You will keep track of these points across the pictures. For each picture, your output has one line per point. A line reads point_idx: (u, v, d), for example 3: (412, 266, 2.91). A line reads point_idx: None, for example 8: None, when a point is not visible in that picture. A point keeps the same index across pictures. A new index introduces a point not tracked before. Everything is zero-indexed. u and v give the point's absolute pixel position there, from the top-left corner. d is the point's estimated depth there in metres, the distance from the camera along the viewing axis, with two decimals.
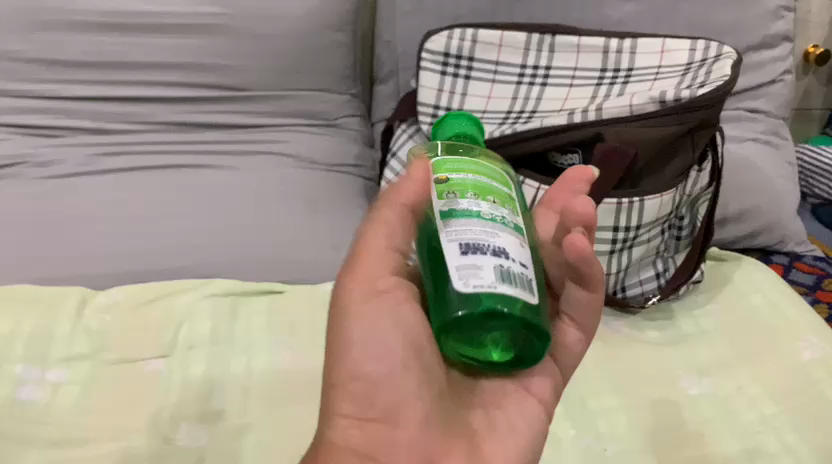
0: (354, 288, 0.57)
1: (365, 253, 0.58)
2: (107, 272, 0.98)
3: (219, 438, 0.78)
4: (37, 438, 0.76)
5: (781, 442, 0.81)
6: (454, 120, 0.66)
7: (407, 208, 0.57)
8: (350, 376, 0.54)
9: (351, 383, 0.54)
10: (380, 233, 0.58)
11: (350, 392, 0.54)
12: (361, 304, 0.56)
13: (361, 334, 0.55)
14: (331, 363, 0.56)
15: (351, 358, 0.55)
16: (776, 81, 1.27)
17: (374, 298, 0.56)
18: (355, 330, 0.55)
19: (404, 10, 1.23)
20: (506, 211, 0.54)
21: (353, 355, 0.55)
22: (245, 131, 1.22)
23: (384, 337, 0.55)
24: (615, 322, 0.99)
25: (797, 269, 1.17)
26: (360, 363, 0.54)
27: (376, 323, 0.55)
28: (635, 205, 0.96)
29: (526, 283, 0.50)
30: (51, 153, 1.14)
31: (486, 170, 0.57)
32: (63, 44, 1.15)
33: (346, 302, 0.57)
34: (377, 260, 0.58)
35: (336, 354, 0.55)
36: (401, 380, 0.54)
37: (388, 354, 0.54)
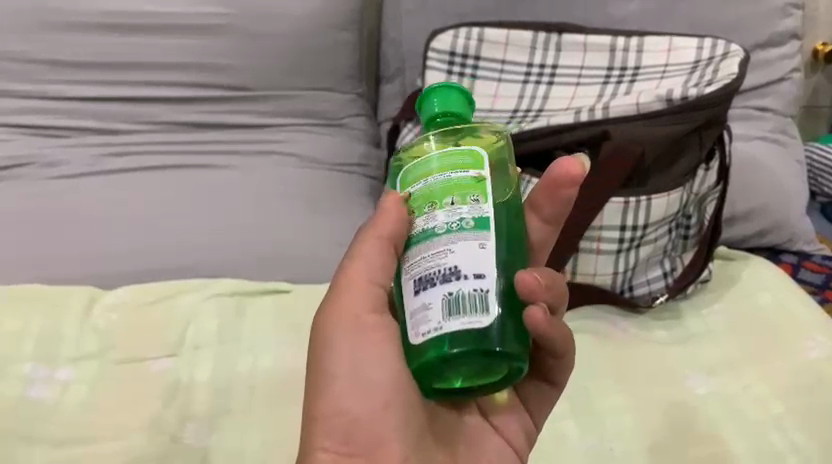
0: (336, 325, 0.57)
1: (347, 286, 0.57)
2: (113, 273, 0.98)
3: (223, 438, 0.77)
4: (44, 437, 0.76)
5: (787, 441, 0.81)
6: (440, 92, 0.58)
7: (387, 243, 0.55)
8: (331, 412, 0.56)
9: (331, 417, 0.56)
10: (362, 265, 0.57)
11: (331, 424, 0.56)
12: (346, 341, 0.56)
13: (343, 372, 0.56)
14: (312, 393, 0.57)
15: (334, 392, 0.56)
16: (784, 80, 1.26)
17: (359, 338, 0.56)
18: (337, 368, 0.56)
19: (408, 10, 1.23)
20: (465, 208, 0.51)
21: (335, 389, 0.56)
22: (249, 132, 1.21)
23: (369, 377, 0.55)
24: (622, 321, 0.99)
25: (805, 268, 1.16)
26: (344, 398, 0.56)
27: (358, 364, 0.56)
28: (642, 203, 0.96)
29: (476, 303, 0.48)
30: (56, 153, 1.13)
31: (444, 160, 0.54)
32: (70, 45, 1.16)
33: (328, 338, 0.57)
34: (361, 294, 0.57)
35: (319, 386, 0.57)
36: (384, 418, 0.56)
37: (371, 393, 0.55)
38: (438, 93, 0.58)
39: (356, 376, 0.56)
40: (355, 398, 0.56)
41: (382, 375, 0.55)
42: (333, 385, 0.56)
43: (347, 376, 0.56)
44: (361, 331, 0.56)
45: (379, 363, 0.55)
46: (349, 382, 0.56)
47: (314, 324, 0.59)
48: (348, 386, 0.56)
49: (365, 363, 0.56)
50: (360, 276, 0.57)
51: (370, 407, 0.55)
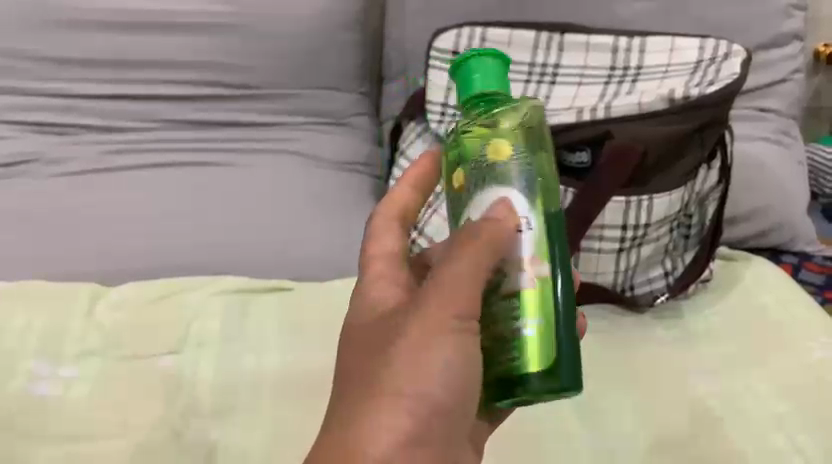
0: (450, 306, 0.51)
1: (464, 279, 0.52)
2: (120, 270, 0.98)
3: (227, 436, 0.78)
4: (49, 433, 0.77)
5: (789, 441, 0.81)
6: (490, 65, 0.56)
7: (402, 214, 0.65)
8: (412, 388, 0.51)
9: (410, 394, 0.51)
10: (387, 238, 0.63)
11: (391, 417, 0.50)
12: (447, 328, 0.52)
13: (442, 357, 0.51)
14: (365, 376, 0.52)
15: (399, 382, 0.51)
16: (787, 80, 1.27)
17: (430, 333, 0.51)
18: (441, 349, 0.51)
19: (413, 9, 1.24)
20: None
21: (425, 369, 0.51)
22: (255, 130, 1.22)
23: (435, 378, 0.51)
24: (622, 320, 1.00)
25: (806, 269, 1.17)
26: (406, 395, 0.50)
27: (456, 359, 0.52)
28: (644, 202, 0.96)
29: None
30: (62, 150, 1.14)
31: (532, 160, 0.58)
32: (77, 42, 1.17)
33: (439, 312, 0.52)
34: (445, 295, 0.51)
35: (377, 373, 0.51)
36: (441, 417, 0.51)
37: (437, 390, 0.51)
38: (484, 66, 0.56)
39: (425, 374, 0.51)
40: (418, 398, 0.51)
41: (450, 376, 0.51)
42: (396, 380, 0.51)
43: (412, 373, 0.51)
44: (437, 332, 0.51)
45: (446, 363, 0.51)
46: (415, 378, 0.51)
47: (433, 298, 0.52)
48: (438, 374, 0.51)
49: (430, 363, 0.51)
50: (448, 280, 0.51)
51: (431, 407, 0.51)
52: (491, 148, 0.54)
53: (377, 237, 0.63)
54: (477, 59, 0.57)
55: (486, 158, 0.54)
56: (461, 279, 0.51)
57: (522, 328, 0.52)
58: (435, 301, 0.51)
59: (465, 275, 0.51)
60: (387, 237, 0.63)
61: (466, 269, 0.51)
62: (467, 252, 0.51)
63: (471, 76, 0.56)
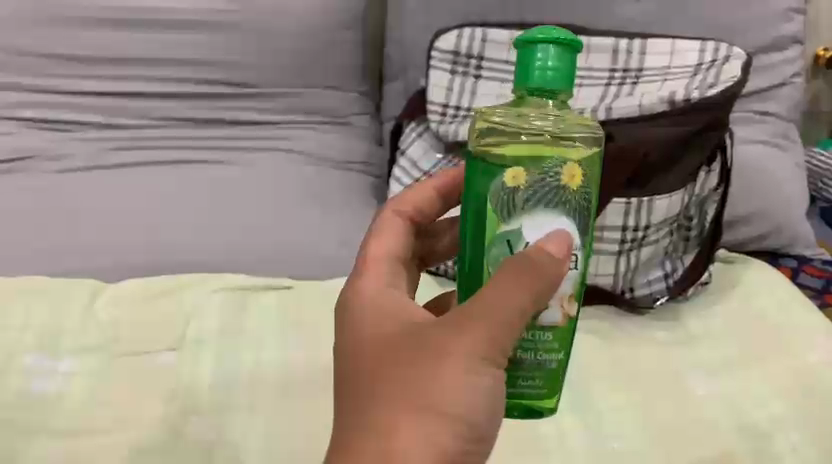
0: (496, 327, 0.48)
1: (513, 298, 0.49)
2: (117, 266, 0.97)
3: (225, 431, 0.77)
4: (46, 427, 0.76)
5: (788, 442, 0.81)
6: (556, 55, 0.51)
7: (408, 218, 0.63)
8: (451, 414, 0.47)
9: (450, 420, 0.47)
10: (390, 238, 0.60)
11: (423, 440, 0.46)
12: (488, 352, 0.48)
13: (480, 384, 0.48)
14: (391, 390, 0.47)
15: (444, 401, 0.47)
16: (786, 83, 1.27)
17: (470, 356, 0.48)
18: (481, 375, 0.48)
19: (414, 9, 1.24)
20: None
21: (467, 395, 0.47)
22: (255, 129, 1.22)
23: (470, 403, 0.47)
24: (623, 322, 0.99)
25: (806, 272, 1.16)
26: (440, 417, 0.47)
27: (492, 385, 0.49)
28: (644, 204, 0.96)
29: None
30: (62, 147, 1.14)
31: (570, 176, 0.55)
32: (77, 39, 1.17)
33: (484, 333, 0.48)
34: (490, 318, 0.48)
35: (407, 388, 0.47)
36: (467, 444, 0.48)
37: (476, 415, 0.48)
38: (549, 57, 0.51)
39: (461, 398, 0.47)
40: (451, 420, 0.47)
41: (487, 403, 0.48)
42: (430, 399, 0.47)
43: (449, 395, 0.47)
44: (478, 356, 0.48)
45: (482, 389, 0.48)
46: (452, 400, 0.47)
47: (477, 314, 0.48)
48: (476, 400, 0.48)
49: (468, 385, 0.47)
50: (494, 303, 0.48)
51: (461, 432, 0.47)
52: (567, 169, 0.51)
53: (382, 237, 0.60)
54: (545, 45, 0.51)
55: (557, 176, 0.51)
56: (508, 304, 0.48)
57: (549, 360, 0.54)
58: (478, 323, 0.48)
59: (513, 301, 0.48)
60: (391, 239, 0.60)
61: (515, 295, 0.48)
62: (516, 279, 0.49)
63: (532, 64, 0.51)
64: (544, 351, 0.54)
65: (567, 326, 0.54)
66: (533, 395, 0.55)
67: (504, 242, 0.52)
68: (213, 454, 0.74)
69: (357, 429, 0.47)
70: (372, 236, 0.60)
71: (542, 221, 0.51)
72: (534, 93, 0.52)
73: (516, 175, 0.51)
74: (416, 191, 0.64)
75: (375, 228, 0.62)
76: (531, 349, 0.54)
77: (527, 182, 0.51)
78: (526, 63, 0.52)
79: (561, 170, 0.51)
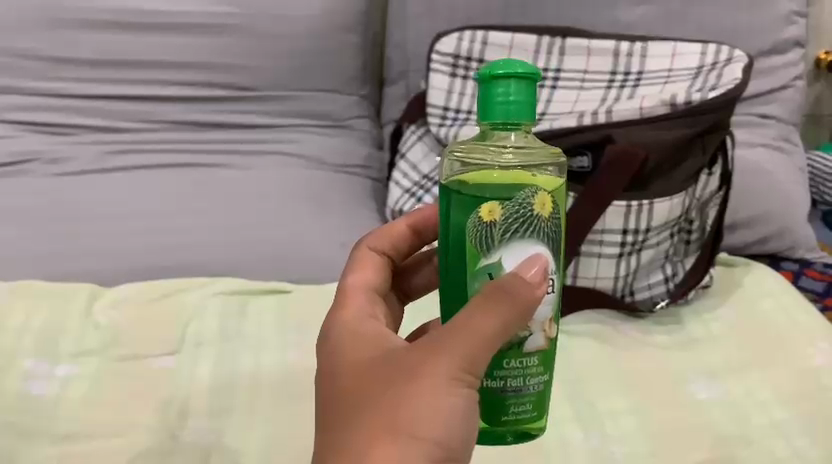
0: (471, 351, 0.47)
1: (489, 321, 0.48)
2: (117, 269, 0.97)
3: (224, 432, 0.77)
4: (43, 431, 0.75)
5: (790, 448, 0.80)
6: (518, 88, 0.50)
7: (381, 253, 0.63)
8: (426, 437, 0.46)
9: (425, 444, 0.46)
10: (369, 272, 0.60)
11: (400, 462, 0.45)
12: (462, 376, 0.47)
13: (456, 407, 0.47)
14: (367, 411, 0.47)
15: (419, 424, 0.46)
16: (788, 87, 1.27)
17: (446, 379, 0.47)
18: (457, 397, 0.47)
19: (414, 12, 1.24)
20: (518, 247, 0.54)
21: (442, 417, 0.47)
22: (254, 132, 1.21)
23: (445, 426, 0.47)
24: (625, 325, 0.98)
25: (807, 276, 1.15)
26: (414, 438, 0.46)
27: (468, 408, 0.48)
28: (644, 207, 0.96)
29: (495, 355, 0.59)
30: (62, 150, 1.14)
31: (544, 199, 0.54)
32: (79, 42, 1.16)
33: (458, 356, 0.47)
34: (467, 342, 0.47)
35: (384, 409, 0.47)
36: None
37: (452, 439, 0.47)
38: (510, 91, 0.50)
39: (437, 420, 0.47)
40: (426, 441, 0.46)
41: (464, 426, 0.48)
42: (405, 420, 0.46)
43: (424, 418, 0.46)
44: (454, 379, 0.47)
45: (458, 413, 0.47)
46: (426, 422, 0.46)
47: (453, 338, 0.48)
48: (452, 423, 0.47)
49: (443, 407, 0.47)
50: (469, 327, 0.48)
51: (437, 456, 0.46)
52: (538, 198, 0.50)
53: (360, 271, 0.60)
54: (504, 78, 0.50)
55: (531, 204, 0.50)
56: (484, 327, 0.47)
57: (536, 383, 0.53)
58: (454, 347, 0.47)
59: (489, 325, 0.47)
60: (366, 273, 0.60)
61: (490, 319, 0.48)
62: (493, 303, 0.48)
63: (494, 99, 0.50)
64: (533, 375, 0.53)
65: (550, 347, 0.54)
66: (526, 419, 0.54)
67: (487, 275, 0.51)
68: (211, 454, 0.74)
69: (336, 452, 0.46)
70: (351, 270, 0.60)
71: (519, 250, 0.50)
72: (498, 126, 0.51)
73: (491, 209, 0.49)
74: (396, 227, 0.64)
75: (351, 263, 0.61)
76: (520, 376, 0.53)
77: (502, 215, 0.49)
78: (487, 99, 0.51)
79: (532, 198, 0.50)
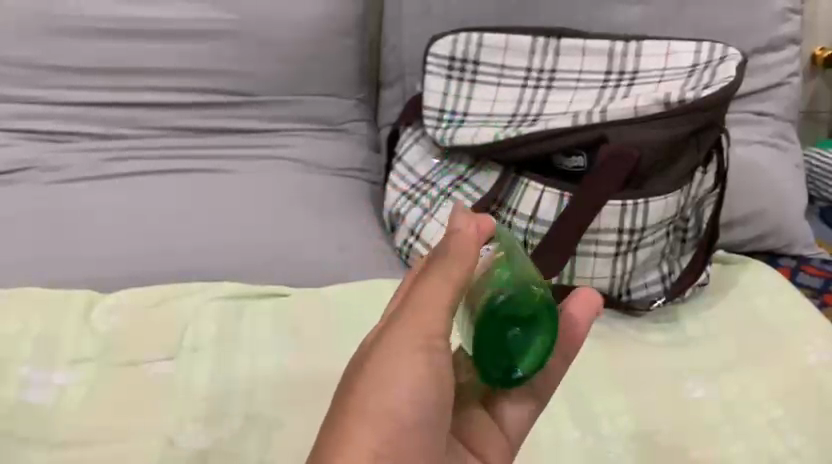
0: (423, 318, 0.51)
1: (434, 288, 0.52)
2: (114, 274, 0.98)
3: (224, 439, 0.78)
4: (40, 438, 0.77)
5: (787, 445, 0.82)
6: None
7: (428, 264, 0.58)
8: (384, 402, 0.49)
9: (385, 408, 0.48)
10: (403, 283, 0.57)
11: (360, 428, 0.47)
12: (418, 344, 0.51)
13: (414, 373, 0.50)
14: (340, 397, 0.49)
15: (379, 393, 0.49)
16: (784, 84, 1.27)
17: (422, 351, 0.50)
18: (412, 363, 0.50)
19: (409, 15, 1.24)
20: None
21: (400, 384, 0.49)
22: (251, 136, 1.22)
23: (405, 391, 0.49)
24: (620, 323, 0.99)
25: (804, 272, 1.16)
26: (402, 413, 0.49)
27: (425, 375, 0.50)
28: (639, 207, 0.96)
29: None
30: (60, 157, 1.14)
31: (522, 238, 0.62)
32: (77, 49, 1.17)
33: (413, 324, 0.51)
34: (434, 311, 0.51)
35: (348, 383, 0.50)
36: (421, 438, 0.50)
37: (415, 404, 0.49)
38: None
39: (417, 391, 0.50)
40: (411, 416, 0.49)
41: (424, 393, 0.50)
42: (393, 396, 0.49)
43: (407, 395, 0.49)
44: (415, 349, 0.50)
45: (420, 380, 0.50)
46: (410, 397, 0.49)
47: (404, 310, 0.52)
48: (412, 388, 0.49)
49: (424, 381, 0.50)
50: (430, 295, 0.52)
51: (400, 419, 0.49)
52: None
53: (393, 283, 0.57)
54: None
55: None
56: (442, 294, 0.52)
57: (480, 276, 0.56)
58: (413, 322, 0.51)
59: (446, 292, 0.52)
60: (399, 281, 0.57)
61: (444, 286, 0.52)
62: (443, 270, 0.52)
63: None
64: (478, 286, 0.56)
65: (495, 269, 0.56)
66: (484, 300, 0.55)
67: None
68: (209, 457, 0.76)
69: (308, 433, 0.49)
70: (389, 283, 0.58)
71: None
72: None
73: None
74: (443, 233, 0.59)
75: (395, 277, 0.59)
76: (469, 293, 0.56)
77: None
78: None
79: None
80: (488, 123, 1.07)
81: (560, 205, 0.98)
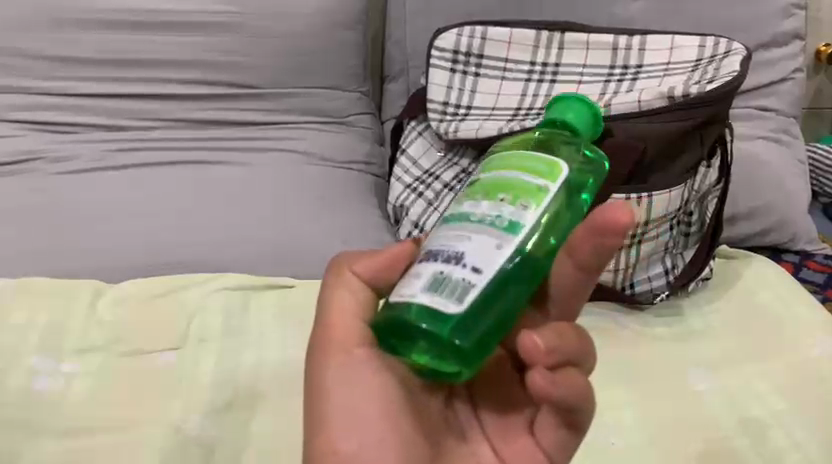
0: (331, 333, 0.55)
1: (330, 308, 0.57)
2: (117, 266, 0.98)
3: (232, 430, 0.79)
4: (49, 426, 0.77)
5: (790, 438, 0.83)
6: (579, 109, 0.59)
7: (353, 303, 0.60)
8: (328, 418, 0.53)
9: (329, 426, 0.52)
10: None
11: (316, 451, 0.52)
12: (333, 357, 0.55)
13: (338, 379, 0.54)
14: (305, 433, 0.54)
15: (321, 414, 0.53)
16: (787, 79, 1.27)
17: (342, 358, 0.54)
18: (335, 373, 0.54)
19: (413, 8, 1.24)
20: (483, 206, 0.51)
21: (334, 396, 0.53)
22: (257, 129, 1.23)
23: (341, 400, 0.53)
24: (623, 317, 0.99)
25: (808, 268, 1.16)
26: (348, 425, 0.52)
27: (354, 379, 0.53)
28: (643, 200, 0.96)
29: (455, 289, 0.47)
30: (66, 149, 1.14)
31: (505, 169, 0.53)
32: (81, 41, 1.17)
33: (324, 343, 0.55)
34: (343, 321, 0.56)
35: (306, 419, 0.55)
36: (385, 428, 0.52)
37: (358, 405, 0.53)
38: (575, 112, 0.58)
39: (355, 393, 0.53)
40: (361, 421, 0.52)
41: (362, 393, 0.53)
42: (334, 413, 0.53)
43: (344, 403, 0.53)
44: (332, 362, 0.54)
45: (350, 386, 0.53)
46: (349, 409, 0.53)
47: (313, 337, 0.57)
48: (344, 397, 0.53)
49: (368, 390, 0.53)
50: (332, 312, 0.56)
51: (345, 426, 0.52)
52: None
53: None
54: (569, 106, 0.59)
55: None
56: (343, 304, 0.57)
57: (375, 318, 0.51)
58: (324, 340, 0.56)
59: (345, 301, 0.57)
60: None
61: (351, 296, 0.57)
62: (346, 279, 0.58)
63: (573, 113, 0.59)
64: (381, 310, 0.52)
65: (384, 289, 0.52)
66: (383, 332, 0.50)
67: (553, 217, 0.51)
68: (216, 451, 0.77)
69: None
70: None
71: None
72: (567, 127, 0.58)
73: None
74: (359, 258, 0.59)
75: None
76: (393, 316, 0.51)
77: None
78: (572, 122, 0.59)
79: None
80: (493, 118, 1.08)
81: None
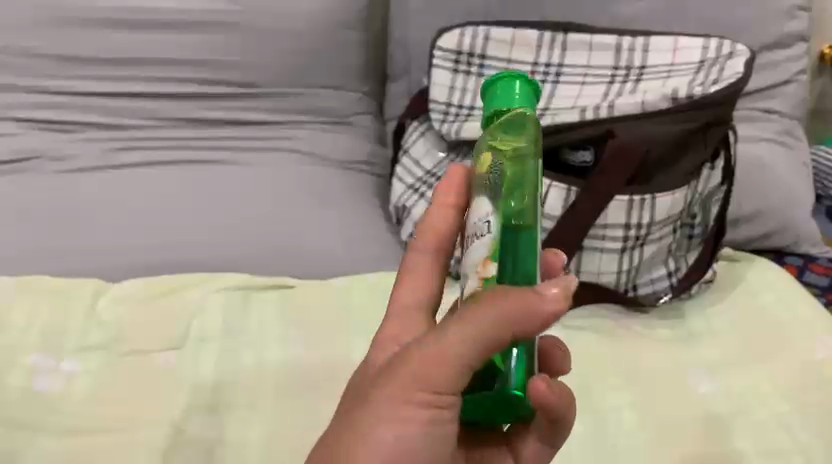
0: (428, 371, 0.48)
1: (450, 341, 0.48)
2: (118, 265, 0.98)
3: (232, 430, 0.78)
4: (50, 425, 0.77)
5: (795, 441, 0.82)
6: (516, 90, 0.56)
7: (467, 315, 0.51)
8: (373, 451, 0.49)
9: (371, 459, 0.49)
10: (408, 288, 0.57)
11: None
12: (413, 397, 0.49)
13: (401, 421, 0.49)
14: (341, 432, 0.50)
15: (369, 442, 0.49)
16: (791, 81, 1.27)
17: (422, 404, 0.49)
18: (403, 413, 0.49)
19: (415, 8, 1.23)
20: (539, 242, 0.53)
21: (389, 435, 0.49)
22: (258, 128, 1.22)
23: (394, 442, 0.49)
24: (624, 320, 0.98)
25: (812, 270, 1.16)
26: None
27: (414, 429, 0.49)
28: (647, 201, 0.95)
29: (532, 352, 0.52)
30: (67, 148, 1.14)
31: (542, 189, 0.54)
32: (82, 40, 1.17)
33: (415, 377, 0.49)
34: (448, 367, 0.48)
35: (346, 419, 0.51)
36: None
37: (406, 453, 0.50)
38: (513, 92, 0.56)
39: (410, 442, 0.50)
40: None
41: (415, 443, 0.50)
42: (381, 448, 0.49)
43: (389, 449, 0.49)
44: (409, 402, 0.49)
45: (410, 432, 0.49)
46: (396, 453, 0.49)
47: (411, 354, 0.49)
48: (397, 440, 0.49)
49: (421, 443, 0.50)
50: (446, 350, 0.48)
51: None
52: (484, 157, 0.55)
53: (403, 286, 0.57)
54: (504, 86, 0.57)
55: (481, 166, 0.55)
56: (463, 348, 0.48)
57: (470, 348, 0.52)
58: (419, 373, 0.49)
59: (468, 346, 0.48)
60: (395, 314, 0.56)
61: (475, 342, 0.48)
62: (491, 317, 0.47)
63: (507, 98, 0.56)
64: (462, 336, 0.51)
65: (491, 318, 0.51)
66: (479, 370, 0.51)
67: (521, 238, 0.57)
68: (217, 450, 0.76)
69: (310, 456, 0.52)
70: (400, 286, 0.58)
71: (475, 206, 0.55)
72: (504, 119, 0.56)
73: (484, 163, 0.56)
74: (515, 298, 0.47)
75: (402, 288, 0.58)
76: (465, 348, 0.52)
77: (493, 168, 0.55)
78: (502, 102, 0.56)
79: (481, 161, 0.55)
80: None
81: (567, 199, 0.96)
